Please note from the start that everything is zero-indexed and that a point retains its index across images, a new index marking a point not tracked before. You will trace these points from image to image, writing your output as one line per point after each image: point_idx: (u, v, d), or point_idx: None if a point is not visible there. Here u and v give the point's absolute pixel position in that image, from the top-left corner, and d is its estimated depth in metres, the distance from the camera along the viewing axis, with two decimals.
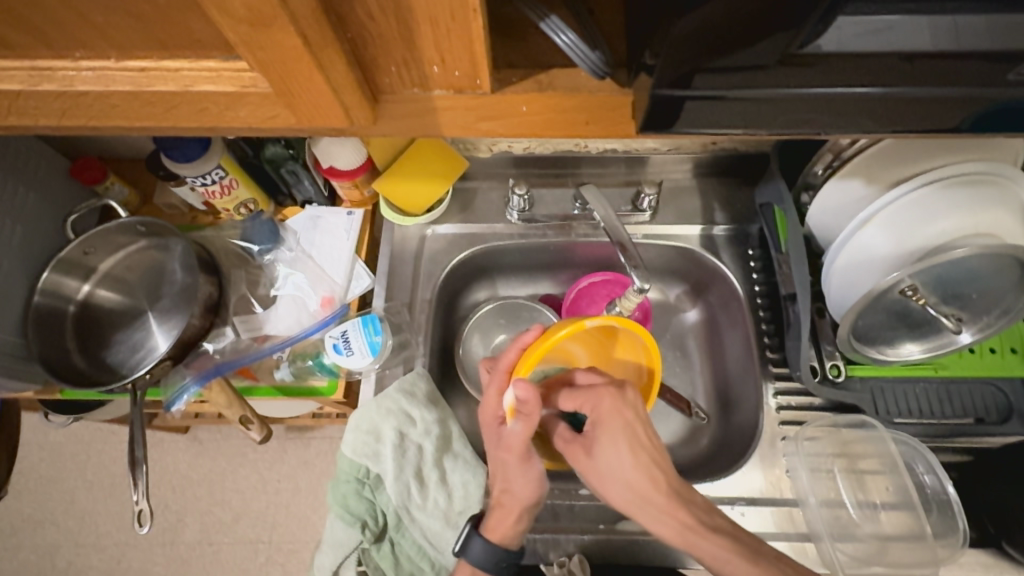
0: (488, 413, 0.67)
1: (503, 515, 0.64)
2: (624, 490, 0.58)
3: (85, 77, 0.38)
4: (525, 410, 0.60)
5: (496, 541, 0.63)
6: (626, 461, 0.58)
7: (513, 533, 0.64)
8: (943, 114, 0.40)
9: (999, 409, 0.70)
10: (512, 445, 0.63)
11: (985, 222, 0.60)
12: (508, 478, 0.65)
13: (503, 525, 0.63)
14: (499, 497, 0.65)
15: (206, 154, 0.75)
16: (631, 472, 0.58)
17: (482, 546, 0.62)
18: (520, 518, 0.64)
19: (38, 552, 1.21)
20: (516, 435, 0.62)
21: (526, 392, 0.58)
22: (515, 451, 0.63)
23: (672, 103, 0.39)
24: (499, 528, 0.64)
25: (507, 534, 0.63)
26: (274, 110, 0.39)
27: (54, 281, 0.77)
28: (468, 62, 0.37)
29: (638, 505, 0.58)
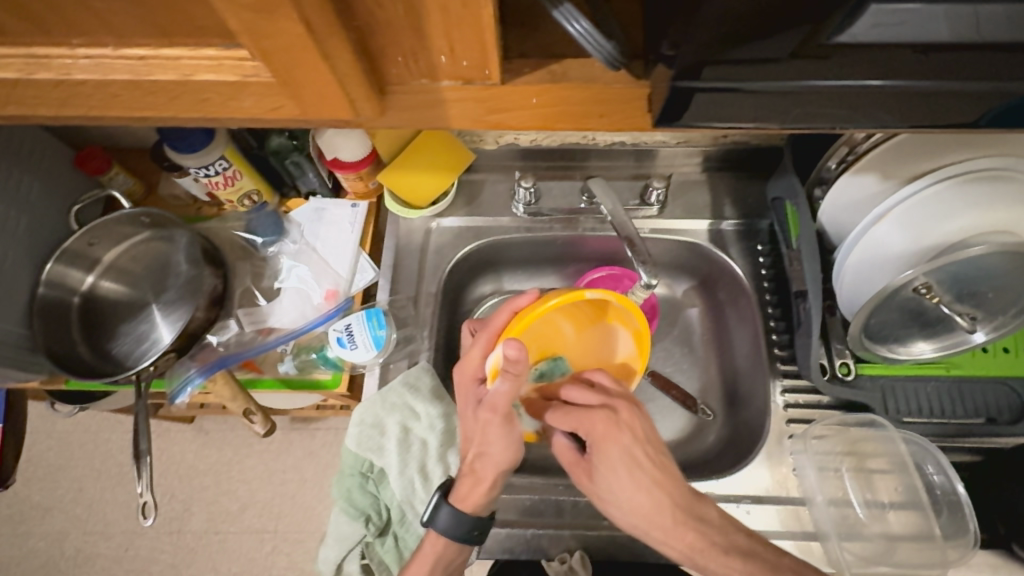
0: (467, 372, 0.62)
1: (477, 483, 0.60)
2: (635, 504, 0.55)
3: (83, 64, 0.37)
4: (512, 369, 0.55)
5: (466, 510, 0.60)
6: (642, 476, 0.55)
7: (486, 501, 0.60)
8: (965, 107, 0.39)
9: (1012, 410, 0.69)
10: (495, 406, 0.57)
11: (1003, 221, 0.59)
12: (486, 446, 0.59)
13: (475, 492, 0.60)
14: (473, 464, 0.60)
15: (210, 144, 0.74)
16: (649, 490, 0.55)
17: (451, 514, 0.59)
18: (494, 487, 0.60)
19: (47, 539, 1.23)
20: (501, 395, 0.56)
21: (517, 351, 0.53)
22: (498, 410, 0.58)
23: (687, 96, 0.38)
24: (472, 497, 0.60)
25: (480, 502, 0.60)
26: (276, 100, 0.38)
27: (59, 273, 0.77)
28: (478, 52, 0.36)
29: (654, 520, 0.55)
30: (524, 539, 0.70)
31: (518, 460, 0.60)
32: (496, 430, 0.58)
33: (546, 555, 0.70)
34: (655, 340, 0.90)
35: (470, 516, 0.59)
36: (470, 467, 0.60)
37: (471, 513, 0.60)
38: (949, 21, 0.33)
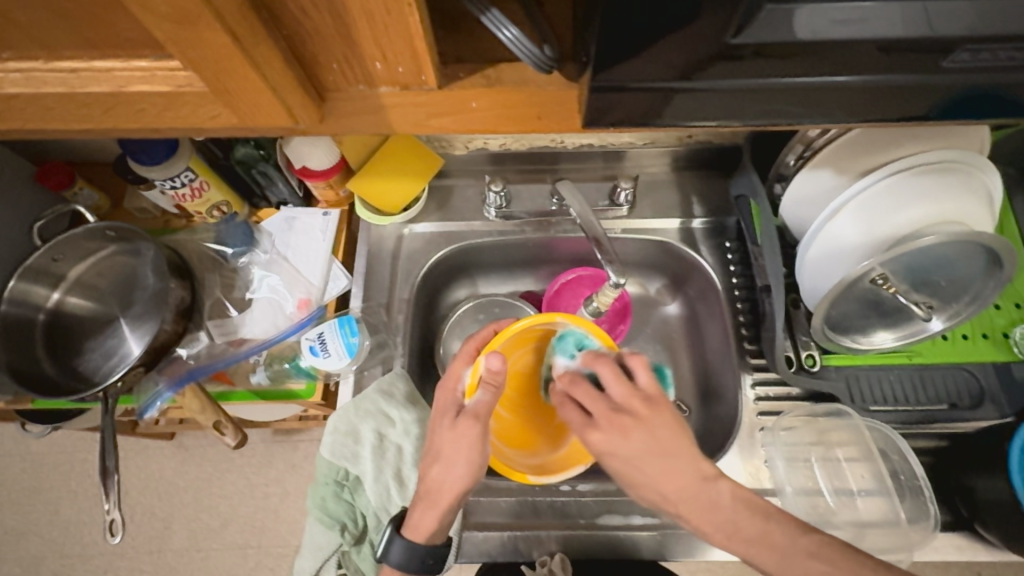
0: (443, 389, 0.61)
1: (429, 513, 0.58)
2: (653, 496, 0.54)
3: (14, 78, 0.37)
4: (491, 379, 0.58)
5: (419, 539, 0.59)
6: (659, 469, 0.52)
7: (438, 530, 0.58)
8: (907, 102, 0.41)
9: (971, 395, 0.71)
10: (478, 415, 0.57)
11: (952, 210, 0.61)
12: (452, 463, 0.57)
13: (428, 519, 0.58)
14: (428, 488, 0.58)
15: (174, 156, 0.74)
16: (676, 474, 0.52)
17: (404, 548, 0.58)
18: (444, 515, 0.58)
19: (22, 564, 1.20)
20: (483, 404, 0.57)
21: (499, 360, 0.58)
22: (475, 420, 0.57)
23: (631, 97, 0.39)
24: (424, 525, 0.58)
25: (432, 532, 0.58)
26: (214, 109, 0.38)
27: (22, 289, 0.76)
28: (410, 58, 0.36)
29: (690, 502, 0.53)
30: (501, 542, 0.71)
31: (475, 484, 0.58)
32: (469, 443, 0.56)
33: (526, 558, 0.70)
34: (629, 339, 0.91)
35: (421, 546, 0.58)
36: (426, 495, 0.58)
37: (422, 543, 0.58)
38: (906, 17, 0.34)
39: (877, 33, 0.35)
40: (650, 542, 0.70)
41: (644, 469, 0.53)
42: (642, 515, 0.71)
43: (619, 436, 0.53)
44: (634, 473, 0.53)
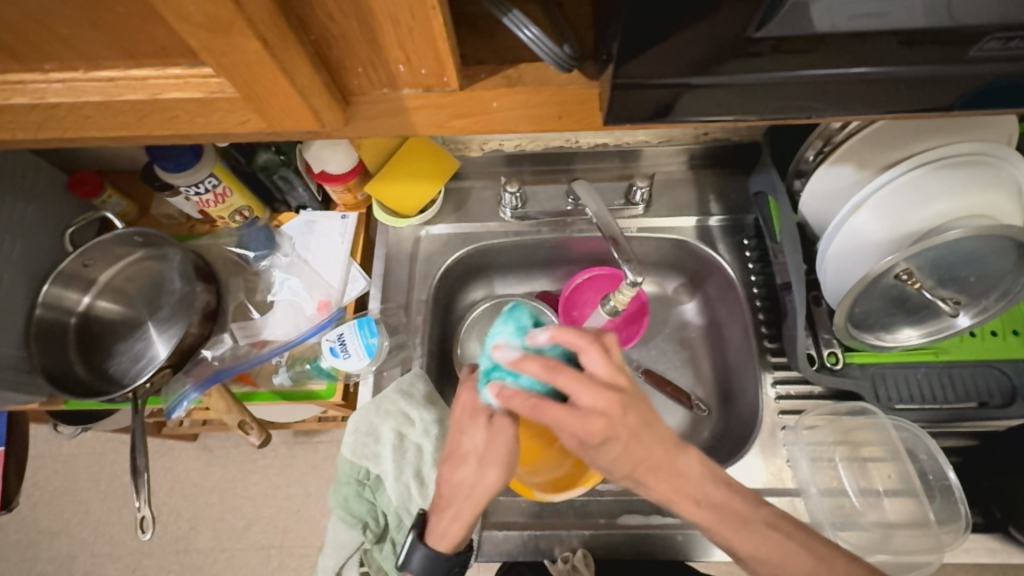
0: (473, 388, 0.60)
1: (455, 519, 0.57)
2: (626, 471, 0.53)
3: (56, 89, 0.39)
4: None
5: (443, 547, 0.58)
6: (632, 453, 0.52)
7: (465, 535, 0.58)
8: (933, 93, 0.40)
9: (1003, 393, 0.68)
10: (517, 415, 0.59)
11: (978, 203, 0.59)
12: (486, 463, 0.56)
13: (453, 528, 0.57)
14: (444, 495, 0.58)
15: (198, 163, 0.76)
16: (643, 463, 0.52)
17: (427, 555, 0.58)
18: (473, 520, 0.57)
19: (55, 562, 1.23)
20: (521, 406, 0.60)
21: None
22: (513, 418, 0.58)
23: (650, 96, 0.39)
24: (448, 536, 0.57)
25: (458, 537, 0.58)
26: (243, 115, 0.39)
27: (56, 294, 0.78)
28: (433, 60, 0.37)
29: (666, 475, 0.54)
30: (521, 541, 0.71)
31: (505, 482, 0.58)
32: (507, 441, 0.57)
33: (548, 556, 0.70)
34: (648, 338, 0.90)
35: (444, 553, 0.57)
36: (452, 501, 0.57)
37: (446, 554, 0.58)
38: (929, 8, 0.34)
39: (903, 23, 0.34)
40: (674, 542, 0.69)
41: (628, 450, 0.51)
42: (662, 515, 0.71)
43: (613, 421, 0.50)
44: (615, 452, 0.51)
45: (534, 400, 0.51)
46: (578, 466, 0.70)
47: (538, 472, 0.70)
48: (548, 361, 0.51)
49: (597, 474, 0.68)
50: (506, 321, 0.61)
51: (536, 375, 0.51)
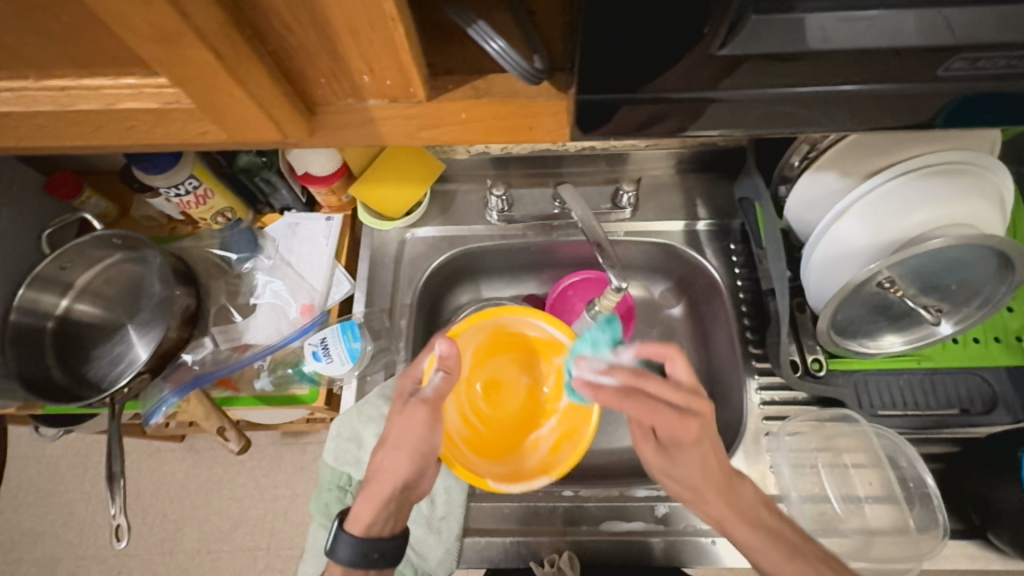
0: (408, 373, 0.64)
1: (368, 499, 0.59)
2: (696, 484, 0.58)
3: (7, 97, 0.38)
4: (449, 364, 0.60)
5: (357, 531, 0.58)
6: (695, 461, 0.58)
7: (380, 521, 0.59)
8: (914, 110, 0.40)
9: (984, 400, 0.69)
10: (426, 399, 0.60)
11: (959, 212, 0.59)
12: (398, 446, 0.61)
13: (365, 509, 0.59)
14: (372, 470, 0.62)
15: (178, 165, 0.75)
16: (709, 472, 0.58)
17: (348, 543, 0.57)
18: (385, 502, 0.59)
19: (38, 564, 1.22)
20: (439, 388, 0.60)
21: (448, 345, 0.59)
22: (427, 407, 0.61)
23: (627, 109, 0.39)
24: (360, 518, 0.58)
25: (372, 522, 0.59)
26: (202, 125, 0.39)
27: (31, 298, 0.77)
28: (396, 71, 0.36)
29: (723, 490, 0.58)
30: (504, 548, 0.71)
31: (421, 470, 0.61)
32: (417, 425, 0.60)
33: (533, 559, 0.70)
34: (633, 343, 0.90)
35: (354, 537, 0.58)
36: (374, 482, 0.60)
37: (361, 535, 0.58)
38: (915, 25, 0.33)
39: (882, 41, 0.34)
40: (654, 549, 0.69)
41: (705, 457, 0.57)
42: (645, 521, 0.71)
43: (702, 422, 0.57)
44: (692, 458, 0.58)
45: (625, 392, 0.56)
46: (553, 462, 0.67)
47: (502, 464, 0.67)
48: (633, 372, 0.58)
49: (565, 465, 0.65)
50: (601, 330, 0.66)
51: (624, 380, 0.57)
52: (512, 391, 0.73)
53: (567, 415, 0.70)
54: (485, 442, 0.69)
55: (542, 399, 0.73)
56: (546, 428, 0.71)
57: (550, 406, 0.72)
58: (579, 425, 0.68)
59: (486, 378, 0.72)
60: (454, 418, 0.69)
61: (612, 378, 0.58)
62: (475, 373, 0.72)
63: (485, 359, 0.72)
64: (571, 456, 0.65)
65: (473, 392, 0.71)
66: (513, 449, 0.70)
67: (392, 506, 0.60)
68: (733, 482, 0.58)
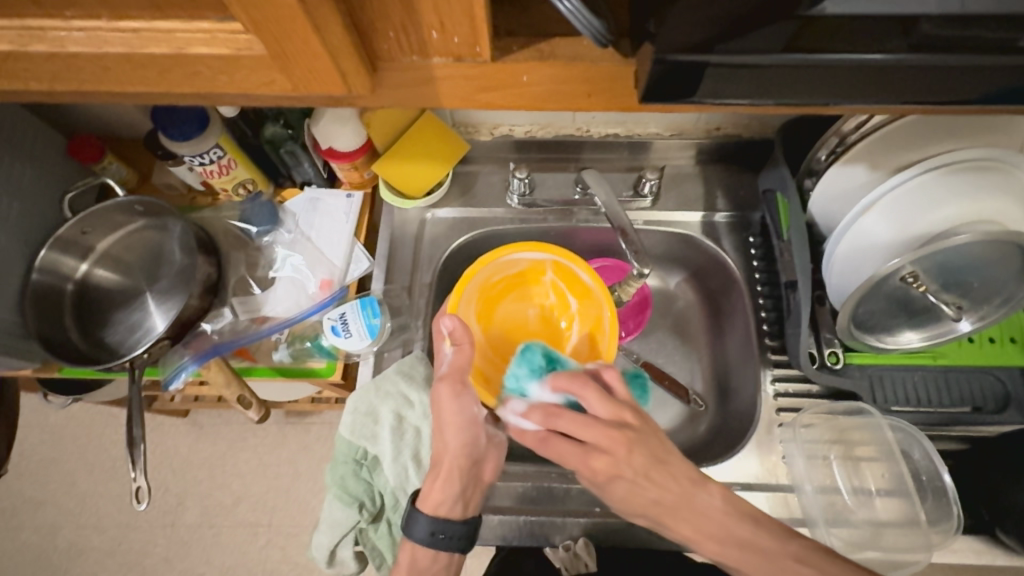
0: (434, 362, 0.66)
1: (436, 479, 0.61)
2: (640, 511, 0.58)
3: (77, 37, 0.37)
4: (459, 338, 0.61)
5: (428, 510, 0.60)
6: (628, 491, 0.57)
7: (446, 500, 0.60)
8: (963, 87, 0.39)
9: (996, 399, 0.70)
10: (448, 373, 0.61)
11: (988, 210, 0.59)
12: (444, 426, 0.61)
13: (434, 489, 0.60)
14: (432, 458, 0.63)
15: (203, 133, 0.74)
16: (645, 494, 0.57)
17: (424, 522, 0.59)
18: (448, 479, 0.60)
19: (39, 533, 1.22)
20: (454, 364, 0.61)
21: (449, 319, 0.61)
22: (449, 382, 0.61)
23: (668, 77, 0.38)
24: (431, 497, 0.60)
25: (441, 502, 0.60)
26: (269, 75, 0.39)
27: (52, 260, 0.77)
28: (467, 28, 0.36)
29: (687, 512, 0.56)
30: (517, 526, 0.71)
31: (476, 444, 0.62)
32: (445, 402, 0.61)
33: (546, 543, 0.71)
34: (647, 332, 0.90)
35: (427, 517, 0.60)
36: (438, 464, 0.62)
37: (431, 514, 0.60)
38: None
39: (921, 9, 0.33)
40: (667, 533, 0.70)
41: (636, 488, 0.56)
42: None
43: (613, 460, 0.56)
44: (621, 487, 0.57)
45: (542, 436, 0.58)
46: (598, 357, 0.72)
47: None
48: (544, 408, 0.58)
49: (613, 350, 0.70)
50: (519, 364, 0.66)
51: (538, 423, 0.58)
52: (528, 320, 0.76)
53: (585, 311, 0.74)
54: None
55: (555, 316, 0.76)
56: (577, 334, 0.74)
57: (563, 318, 0.76)
58: (600, 311, 0.73)
59: (500, 325, 0.75)
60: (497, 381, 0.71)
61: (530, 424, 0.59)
62: (489, 330, 0.74)
63: (492, 317, 0.74)
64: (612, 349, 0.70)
65: (498, 348, 0.74)
66: None
67: (460, 484, 0.60)
68: (693, 501, 0.56)
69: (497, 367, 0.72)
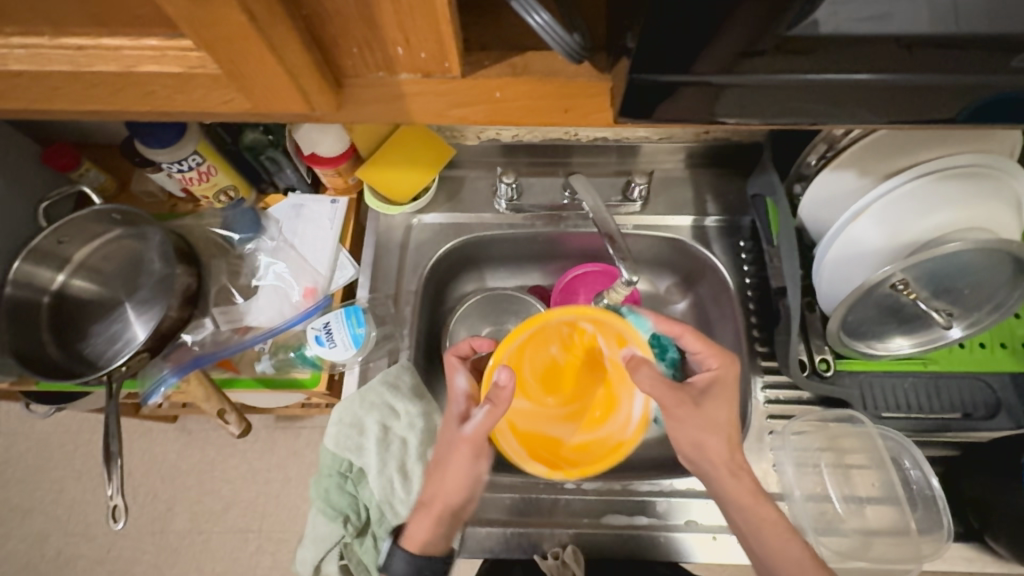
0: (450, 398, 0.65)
1: (423, 520, 0.61)
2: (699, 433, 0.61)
3: (19, 55, 0.36)
4: (496, 397, 0.57)
5: (413, 548, 0.61)
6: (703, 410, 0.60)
7: (430, 542, 0.60)
8: (946, 102, 0.39)
9: (987, 406, 0.69)
10: (475, 433, 0.58)
11: (978, 216, 0.59)
12: (443, 470, 0.61)
13: (420, 529, 0.61)
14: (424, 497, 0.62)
15: (181, 140, 0.73)
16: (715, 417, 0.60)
17: (404, 559, 0.60)
18: (436, 525, 0.60)
19: (25, 541, 1.21)
20: (478, 422, 0.58)
21: (459, 367, 0.65)
22: (470, 445, 0.59)
23: (650, 94, 0.37)
24: (416, 535, 0.61)
25: (425, 542, 0.61)
26: (226, 94, 0.37)
27: (27, 272, 0.75)
28: (434, 43, 0.35)
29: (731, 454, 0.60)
30: (504, 538, 0.70)
31: (469, 498, 0.62)
32: (459, 456, 0.60)
33: (536, 551, 0.70)
34: None
35: (405, 553, 0.60)
36: (428, 504, 0.62)
37: (417, 554, 0.60)
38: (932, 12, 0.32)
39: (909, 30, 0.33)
40: (655, 542, 0.69)
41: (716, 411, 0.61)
42: (646, 515, 0.71)
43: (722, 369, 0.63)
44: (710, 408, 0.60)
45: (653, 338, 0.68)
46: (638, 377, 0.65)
47: (620, 418, 0.66)
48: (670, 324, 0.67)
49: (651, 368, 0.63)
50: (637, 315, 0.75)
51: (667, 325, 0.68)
52: (551, 355, 0.68)
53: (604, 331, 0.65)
54: (601, 413, 0.67)
55: (577, 340, 0.67)
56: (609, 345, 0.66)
57: (587, 338, 0.67)
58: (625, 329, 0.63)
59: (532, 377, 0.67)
60: (568, 430, 0.67)
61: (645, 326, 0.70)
62: (522, 391, 0.67)
63: (523, 382, 0.66)
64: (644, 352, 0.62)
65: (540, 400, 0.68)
66: (604, 397, 0.68)
67: (449, 530, 0.61)
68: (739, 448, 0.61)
69: (553, 422, 0.67)
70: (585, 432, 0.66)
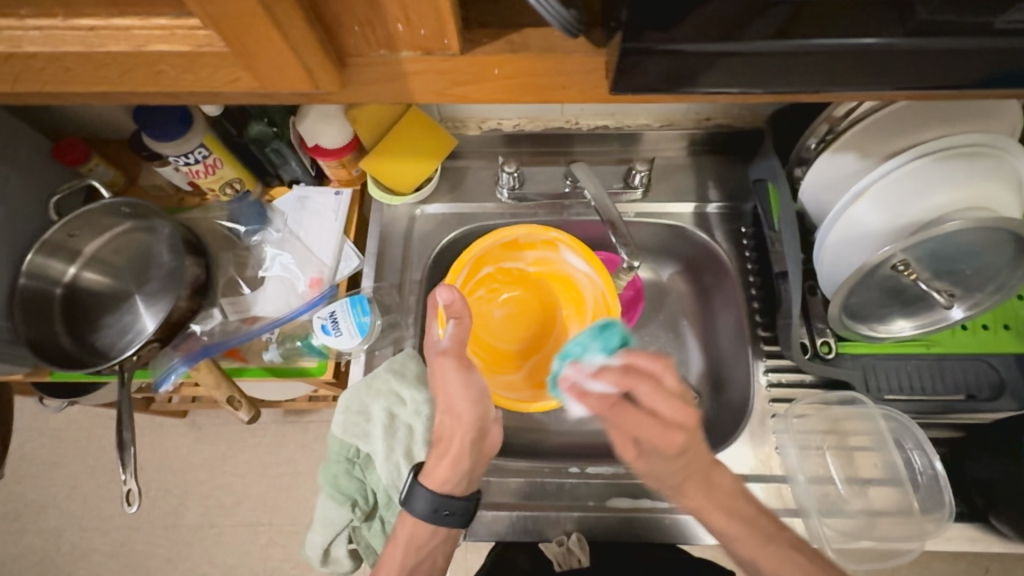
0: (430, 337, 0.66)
1: (442, 457, 0.61)
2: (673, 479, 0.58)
3: (33, 37, 0.37)
4: (456, 310, 0.61)
5: (433, 486, 0.61)
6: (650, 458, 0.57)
7: (452, 477, 0.61)
8: (942, 70, 0.39)
9: (991, 387, 0.69)
10: (451, 344, 0.61)
11: (979, 196, 0.59)
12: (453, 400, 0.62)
13: (441, 467, 0.61)
14: (439, 436, 0.63)
15: (188, 133, 0.74)
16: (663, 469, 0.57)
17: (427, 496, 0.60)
18: (457, 459, 0.61)
19: (42, 536, 1.23)
20: (453, 339, 0.61)
21: (446, 292, 0.61)
22: (452, 357, 0.61)
23: (654, 64, 0.38)
24: (437, 472, 0.61)
25: (446, 479, 0.61)
26: (233, 72, 0.38)
27: (40, 264, 0.76)
28: (433, 21, 0.36)
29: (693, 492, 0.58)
30: (511, 522, 0.71)
31: (485, 418, 0.62)
32: (451, 377, 0.61)
33: (540, 538, 0.71)
34: (642, 324, 0.90)
35: (428, 492, 0.60)
36: (444, 442, 0.62)
37: (439, 490, 0.60)
38: None
39: None
40: (661, 526, 0.70)
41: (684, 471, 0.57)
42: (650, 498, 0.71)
43: (691, 436, 0.55)
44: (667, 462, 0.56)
45: (612, 401, 0.56)
46: (544, 242, 0.74)
47: (578, 278, 0.76)
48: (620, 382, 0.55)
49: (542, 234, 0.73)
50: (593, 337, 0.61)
51: (614, 383, 0.55)
52: (497, 311, 0.77)
53: (498, 260, 0.76)
54: (576, 299, 0.77)
55: (499, 286, 0.77)
56: (516, 258, 0.77)
57: (496, 282, 0.77)
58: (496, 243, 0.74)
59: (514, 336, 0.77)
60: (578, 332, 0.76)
61: (603, 387, 0.55)
62: (518, 353, 0.76)
63: (508, 351, 0.75)
64: (529, 231, 0.73)
65: (535, 335, 0.77)
66: (559, 285, 0.78)
67: (472, 460, 0.61)
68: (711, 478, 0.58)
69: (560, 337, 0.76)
70: (587, 320, 0.75)
